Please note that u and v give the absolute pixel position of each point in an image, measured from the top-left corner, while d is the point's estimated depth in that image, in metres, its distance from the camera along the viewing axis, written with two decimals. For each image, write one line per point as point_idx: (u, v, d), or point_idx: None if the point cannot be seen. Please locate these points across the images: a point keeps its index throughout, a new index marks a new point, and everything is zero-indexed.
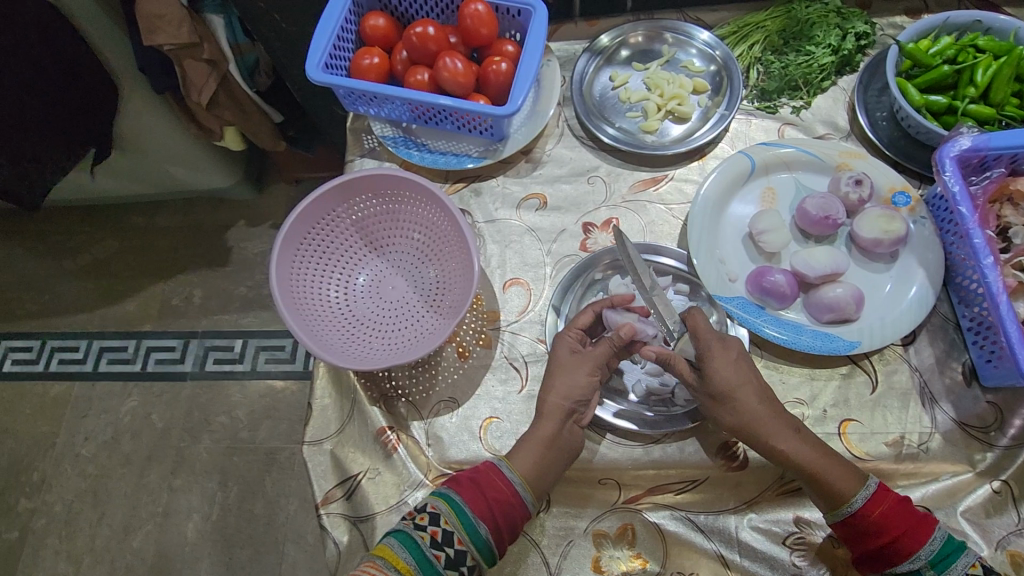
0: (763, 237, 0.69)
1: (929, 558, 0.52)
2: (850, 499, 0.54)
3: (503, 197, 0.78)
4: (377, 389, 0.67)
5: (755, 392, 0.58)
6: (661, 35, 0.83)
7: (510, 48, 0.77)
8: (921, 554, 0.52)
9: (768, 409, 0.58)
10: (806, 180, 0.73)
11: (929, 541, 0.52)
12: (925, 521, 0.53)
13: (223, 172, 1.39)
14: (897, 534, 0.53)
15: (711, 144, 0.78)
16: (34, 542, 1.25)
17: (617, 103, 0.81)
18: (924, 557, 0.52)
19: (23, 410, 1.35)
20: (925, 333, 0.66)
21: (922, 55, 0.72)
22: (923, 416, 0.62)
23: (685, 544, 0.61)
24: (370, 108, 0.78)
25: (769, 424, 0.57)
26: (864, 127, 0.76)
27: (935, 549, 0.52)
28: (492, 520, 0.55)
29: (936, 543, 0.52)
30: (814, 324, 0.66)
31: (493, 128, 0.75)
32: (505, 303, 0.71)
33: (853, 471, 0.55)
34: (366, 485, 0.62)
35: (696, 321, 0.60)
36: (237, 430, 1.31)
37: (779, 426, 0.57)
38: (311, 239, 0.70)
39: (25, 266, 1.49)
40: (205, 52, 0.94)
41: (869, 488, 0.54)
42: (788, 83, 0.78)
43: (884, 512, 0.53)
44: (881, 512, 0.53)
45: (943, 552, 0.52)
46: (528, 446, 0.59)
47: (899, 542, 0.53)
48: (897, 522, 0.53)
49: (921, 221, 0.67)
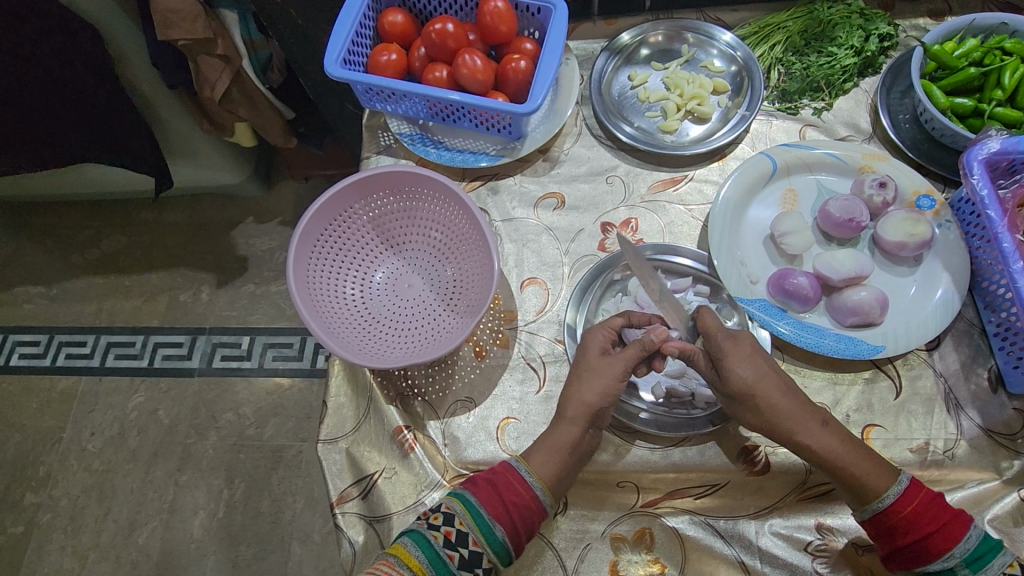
0: (785, 240, 0.68)
1: (963, 556, 0.51)
2: (880, 495, 0.53)
3: (520, 196, 0.77)
4: (393, 387, 0.66)
5: (779, 388, 0.57)
6: (681, 35, 0.82)
7: (530, 46, 0.77)
8: (954, 552, 0.51)
9: (797, 406, 0.56)
10: (828, 183, 0.72)
11: (963, 539, 0.51)
12: (959, 519, 0.52)
13: (233, 169, 1.39)
14: (929, 532, 0.52)
15: (731, 145, 0.78)
16: (39, 537, 1.24)
17: (636, 102, 0.81)
18: (959, 556, 0.51)
19: (29, 404, 1.34)
20: (949, 338, 0.65)
21: (947, 57, 0.71)
22: (948, 422, 0.61)
23: (705, 549, 0.60)
24: (387, 105, 0.77)
25: (794, 420, 0.56)
26: (886, 129, 0.76)
27: (969, 548, 0.51)
28: (508, 521, 0.54)
29: (971, 542, 0.51)
30: (837, 328, 0.65)
31: (512, 126, 0.75)
32: (522, 302, 0.71)
33: (884, 468, 0.54)
34: (382, 485, 0.62)
35: (706, 320, 0.59)
36: (244, 427, 1.31)
37: (804, 419, 0.56)
38: (328, 236, 0.70)
39: (33, 260, 1.49)
40: (219, 47, 0.93)
41: (901, 485, 0.53)
42: (810, 84, 0.77)
43: (915, 509, 0.53)
44: (913, 510, 0.53)
45: (976, 552, 0.51)
46: (550, 445, 0.58)
47: (930, 539, 0.52)
48: (929, 518, 0.52)
49: (946, 225, 0.66)
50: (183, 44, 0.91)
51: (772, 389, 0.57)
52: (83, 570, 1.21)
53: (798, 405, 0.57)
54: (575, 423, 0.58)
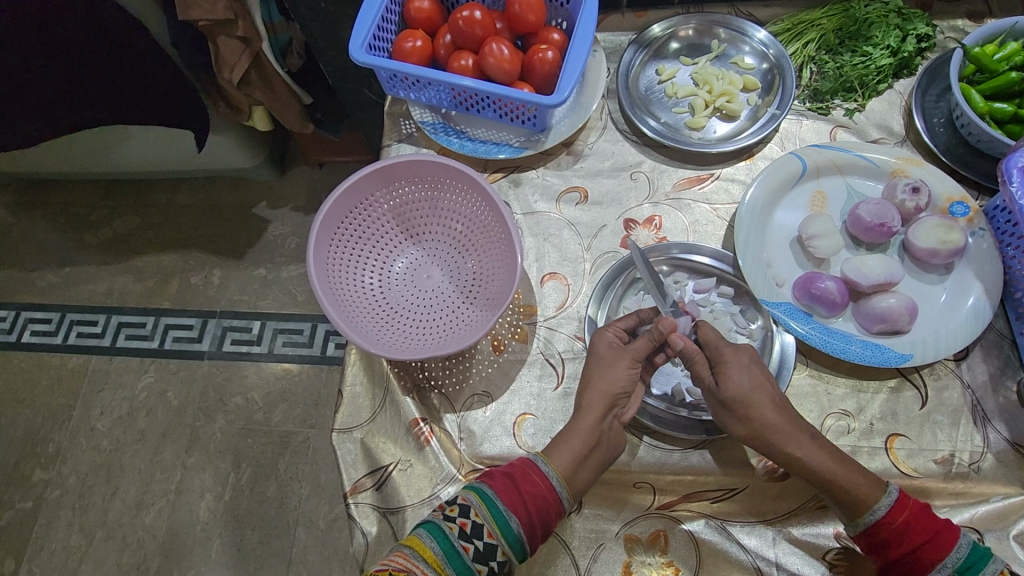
0: (813, 243, 0.67)
1: (956, 565, 0.50)
2: (871, 506, 0.52)
3: (543, 189, 0.76)
4: (410, 378, 0.65)
5: (770, 399, 0.56)
6: (712, 29, 0.80)
7: (557, 37, 0.75)
8: (947, 562, 0.50)
9: None
10: (859, 186, 0.70)
11: (954, 548, 0.50)
12: (948, 528, 0.51)
13: (248, 152, 1.38)
14: (921, 541, 0.51)
15: (759, 144, 0.76)
16: (47, 513, 1.25)
17: (663, 97, 0.79)
18: (952, 565, 0.50)
19: (40, 382, 1.35)
20: (978, 349, 0.64)
21: (987, 59, 0.70)
22: (974, 435, 0.60)
23: (720, 553, 0.59)
24: (411, 92, 0.76)
25: (780, 433, 0.55)
26: (919, 132, 0.74)
27: (961, 557, 0.50)
28: (524, 513, 0.53)
29: (962, 550, 0.50)
30: (863, 334, 0.64)
31: (536, 117, 0.74)
32: (542, 297, 0.70)
33: (872, 480, 0.53)
34: (398, 476, 0.61)
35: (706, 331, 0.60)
36: (252, 411, 1.31)
37: (791, 432, 0.55)
38: (349, 223, 0.69)
39: (47, 238, 1.49)
40: (240, 29, 0.91)
41: (890, 496, 0.52)
42: (843, 84, 0.75)
43: (908, 519, 0.52)
44: (905, 519, 0.51)
45: (968, 561, 0.50)
46: (571, 439, 0.57)
47: (922, 550, 0.51)
48: (921, 527, 0.51)
49: (980, 233, 0.65)
50: (204, 25, 0.90)
51: (764, 400, 0.56)
52: (90, 548, 1.22)
53: (785, 419, 0.55)
54: (593, 420, 0.58)
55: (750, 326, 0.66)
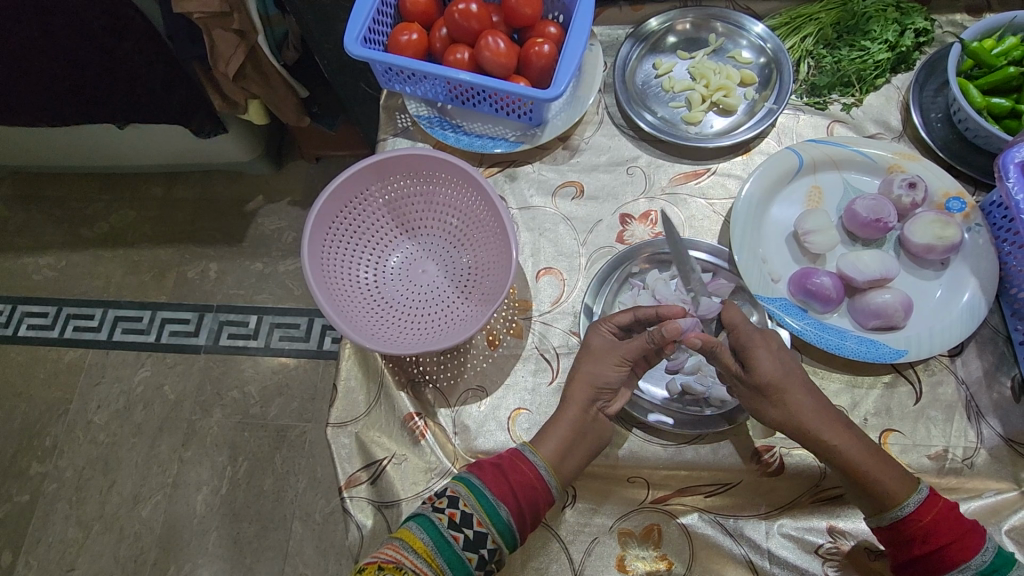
0: (809, 238, 0.66)
1: (980, 567, 0.50)
2: (903, 501, 0.52)
3: (539, 184, 0.76)
4: (404, 373, 0.65)
5: (804, 386, 0.56)
6: (710, 23, 0.80)
7: (553, 30, 0.75)
8: (972, 563, 0.50)
9: (819, 409, 0.55)
10: (855, 182, 0.70)
11: (981, 550, 0.50)
12: (976, 530, 0.51)
13: (244, 145, 1.37)
14: (947, 541, 0.51)
15: (756, 138, 0.76)
16: (44, 506, 1.25)
17: (660, 92, 0.79)
18: (976, 567, 0.50)
19: (37, 375, 1.35)
20: (973, 345, 0.64)
21: (985, 55, 0.69)
22: (968, 431, 0.60)
23: (714, 547, 0.59)
24: (406, 86, 0.76)
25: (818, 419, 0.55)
26: (916, 127, 0.74)
27: (987, 561, 0.50)
28: (513, 500, 0.53)
29: (988, 554, 0.50)
30: (858, 330, 0.64)
31: (533, 111, 0.74)
32: (538, 293, 0.70)
33: (904, 476, 0.53)
34: (392, 471, 0.61)
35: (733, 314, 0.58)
36: (249, 405, 1.31)
37: (827, 421, 0.55)
38: (344, 217, 0.69)
39: (42, 231, 1.48)
40: (234, 21, 0.89)
41: (921, 492, 0.52)
42: (840, 79, 0.75)
43: (936, 519, 0.51)
44: (931, 519, 0.51)
45: (994, 565, 0.50)
46: (558, 428, 0.58)
47: (947, 550, 0.51)
48: (948, 528, 0.51)
49: (976, 229, 0.65)
50: (198, 18, 0.88)
51: (799, 388, 0.56)
52: (87, 541, 1.22)
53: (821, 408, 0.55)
54: (585, 411, 0.58)
55: (746, 322, 0.64)
